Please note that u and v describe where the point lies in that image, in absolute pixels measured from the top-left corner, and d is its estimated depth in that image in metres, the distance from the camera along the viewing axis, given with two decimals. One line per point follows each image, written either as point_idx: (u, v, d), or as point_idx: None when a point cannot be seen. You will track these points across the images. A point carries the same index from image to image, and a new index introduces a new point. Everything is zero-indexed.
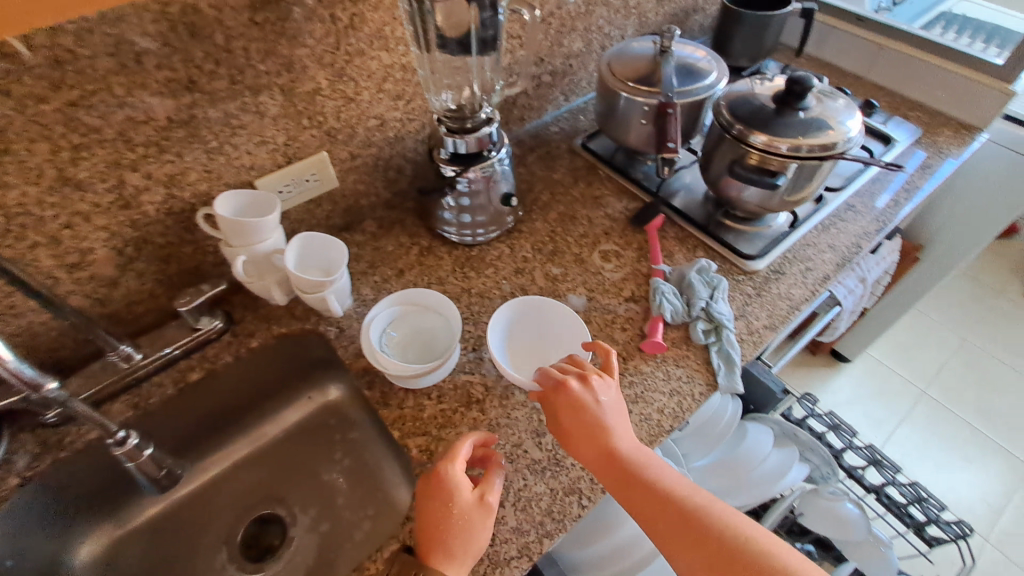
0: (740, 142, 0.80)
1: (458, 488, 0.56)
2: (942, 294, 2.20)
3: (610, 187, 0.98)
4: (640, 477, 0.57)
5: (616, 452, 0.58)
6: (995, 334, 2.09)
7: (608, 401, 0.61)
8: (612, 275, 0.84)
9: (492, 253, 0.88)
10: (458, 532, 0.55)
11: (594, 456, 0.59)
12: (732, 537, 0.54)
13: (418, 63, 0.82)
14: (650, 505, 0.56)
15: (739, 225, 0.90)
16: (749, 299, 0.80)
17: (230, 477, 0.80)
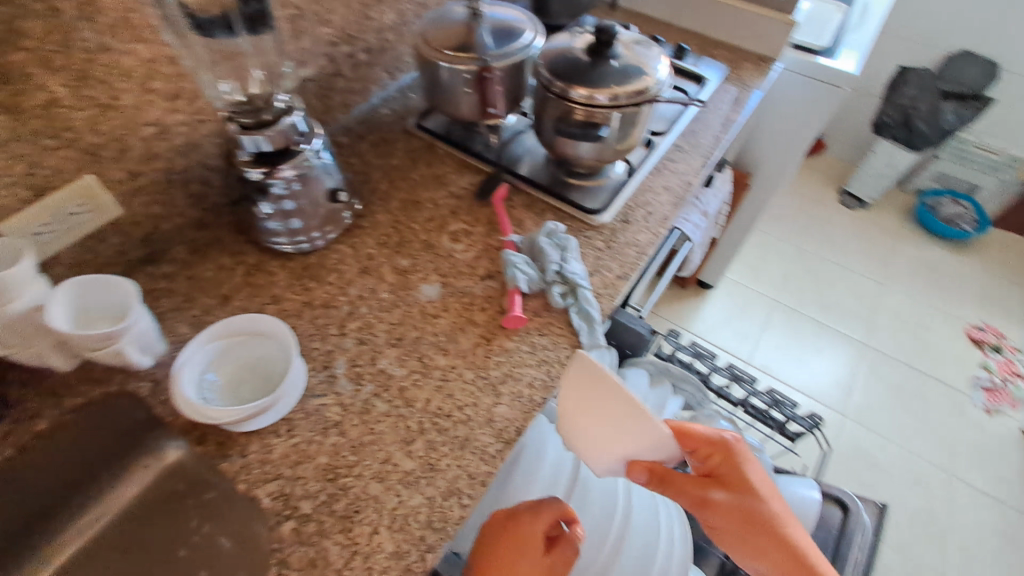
0: (564, 99, 0.79)
1: (517, 544, 0.63)
2: (777, 212, 2.50)
3: (451, 163, 0.93)
4: (756, 503, 0.60)
5: (744, 494, 0.61)
6: (822, 238, 2.42)
7: (753, 466, 0.63)
8: (464, 256, 0.80)
9: (332, 257, 0.79)
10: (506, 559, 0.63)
11: (730, 503, 0.60)
12: (813, 558, 0.59)
13: (190, 54, 0.69)
14: (757, 532, 0.60)
15: (581, 182, 0.90)
16: (601, 253, 0.81)
17: None
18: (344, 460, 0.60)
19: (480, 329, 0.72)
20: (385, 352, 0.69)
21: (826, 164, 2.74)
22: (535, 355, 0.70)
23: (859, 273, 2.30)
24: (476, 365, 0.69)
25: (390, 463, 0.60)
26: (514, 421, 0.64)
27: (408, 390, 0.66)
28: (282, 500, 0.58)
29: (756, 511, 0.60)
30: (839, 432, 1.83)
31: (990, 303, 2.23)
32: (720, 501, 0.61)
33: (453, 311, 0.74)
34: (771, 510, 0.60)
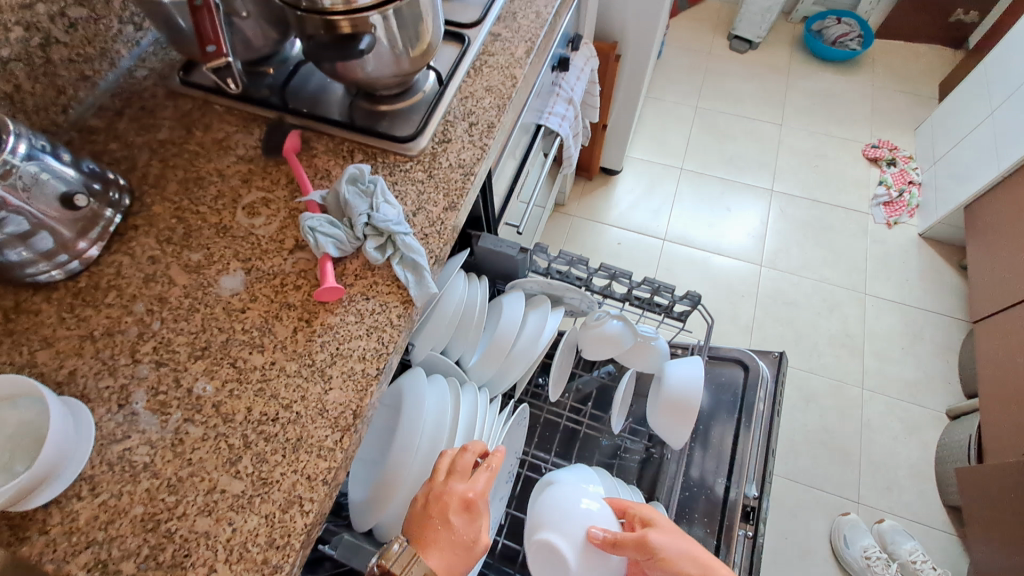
0: (319, 13, 0.62)
1: (433, 494, 0.60)
2: (669, 75, 2.38)
3: (233, 121, 0.78)
4: (685, 544, 0.67)
5: (675, 529, 0.68)
6: (718, 91, 2.34)
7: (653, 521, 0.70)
8: (266, 230, 0.68)
9: (109, 271, 0.66)
10: (449, 529, 0.58)
11: (669, 537, 0.67)
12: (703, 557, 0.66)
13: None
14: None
15: (389, 106, 0.77)
16: (423, 186, 0.71)
17: None
18: (163, 502, 0.52)
19: (296, 311, 0.62)
20: (189, 368, 0.59)
21: (710, 10, 2.59)
22: (363, 324, 0.62)
23: (758, 120, 2.27)
24: (297, 353, 0.60)
25: (217, 491, 0.53)
26: (348, 404, 0.57)
27: (224, 405, 0.57)
28: (100, 568, 0.50)
29: (688, 545, 0.67)
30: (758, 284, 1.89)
31: (881, 119, 2.27)
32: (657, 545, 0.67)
33: (262, 299, 0.63)
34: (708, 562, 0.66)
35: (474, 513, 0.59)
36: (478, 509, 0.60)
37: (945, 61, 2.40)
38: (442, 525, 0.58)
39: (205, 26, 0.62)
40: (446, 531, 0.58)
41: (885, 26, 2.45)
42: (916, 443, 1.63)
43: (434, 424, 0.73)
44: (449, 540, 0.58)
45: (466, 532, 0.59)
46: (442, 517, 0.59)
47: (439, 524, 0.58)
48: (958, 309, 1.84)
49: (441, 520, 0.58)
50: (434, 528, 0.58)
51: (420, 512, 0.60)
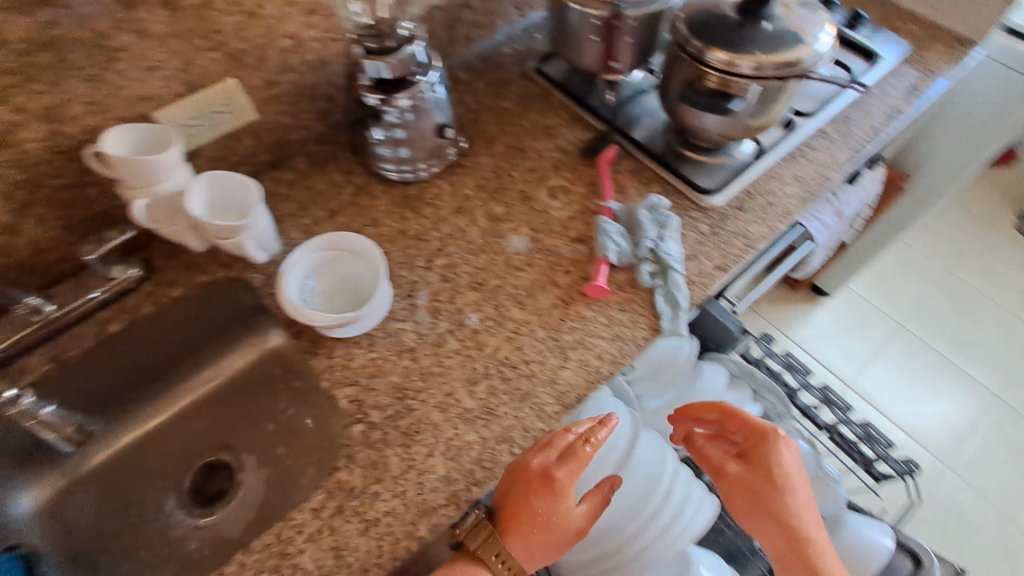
0: (697, 62, 0.70)
1: (523, 468, 0.57)
2: (931, 227, 2.13)
3: (563, 114, 0.88)
4: (785, 492, 0.67)
5: (782, 474, 0.67)
6: (981, 267, 2.05)
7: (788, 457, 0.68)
8: (559, 213, 0.77)
9: (432, 191, 0.80)
10: (536, 517, 0.57)
11: (774, 471, 0.67)
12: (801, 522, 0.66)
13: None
14: (794, 550, 0.66)
15: (701, 156, 0.81)
16: (704, 238, 0.74)
17: (174, 425, 0.82)
18: (413, 384, 0.65)
19: (560, 291, 0.70)
20: (464, 294, 0.71)
21: (1014, 178, 2.26)
22: (610, 329, 0.68)
23: (1017, 318, 1.94)
24: (548, 325, 0.68)
25: (452, 397, 0.64)
26: (576, 388, 0.64)
27: (480, 335, 0.68)
28: (355, 405, 0.64)
29: (795, 502, 0.66)
30: (935, 485, 1.62)
31: None
32: (756, 475, 0.68)
33: (536, 267, 0.73)
34: (798, 503, 0.66)
35: (565, 510, 0.57)
36: (565, 505, 0.57)
37: None
38: (530, 518, 0.56)
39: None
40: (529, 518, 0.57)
41: None
42: None
43: (610, 439, 0.77)
44: (531, 522, 0.56)
45: (547, 513, 0.57)
46: (526, 497, 0.56)
47: (528, 518, 0.57)
48: None
49: (524, 497, 0.56)
50: (517, 506, 0.57)
51: (505, 489, 0.58)
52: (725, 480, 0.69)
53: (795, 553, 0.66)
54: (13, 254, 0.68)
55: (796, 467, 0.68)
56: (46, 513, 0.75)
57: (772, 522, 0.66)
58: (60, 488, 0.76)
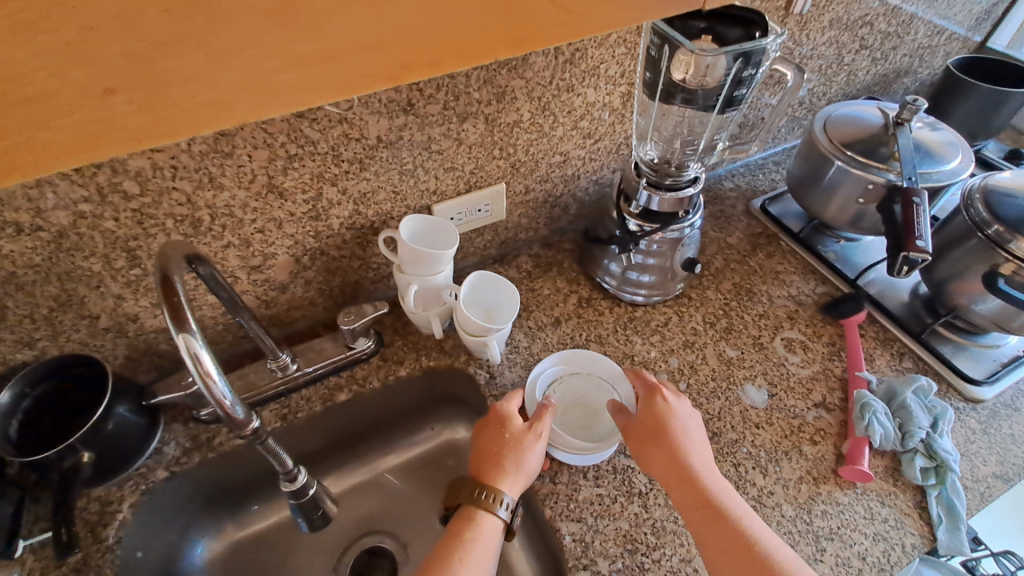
0: (994, 246, 0.65)
1: (509, 417, 0.61)
2: None
3: (793, 262, 0.86)
4: (668, 445, 0.58)
5: (666, 426, 0.60)
6: None
7: (683, 415, 0.61)
8: (798, 370, 0.73)
9: (658, 318, 0.79)
10: (497, 451, 0.59)
11: (667, 434, 0.59)
12: (718, 494, 0.55)
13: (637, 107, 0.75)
14: (729, 530, 0.53)
15: (958, 337, 0.75)
16: (974, 435, 0.66)
17: (341, 501, 0.76)
18: (645, 538, 0.58)
19: (809, 464, 0.64)
20: None
21: None
22: (871, 525, 0.60)
23: None
24: (796, 501, 0.61)
25: (689, 565, 0.57)
26: None
27: None
28: (580, 546, 0.58)
29: (685, 447, 0.58)
30: None
31: None
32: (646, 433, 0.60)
33: (777, 428, 0.67)
34: (717, 486, 0.56)
35: (519, 430, 0.60)
36: (510, 430, 0.60)
37: None
38: (496, 452, 0.59)
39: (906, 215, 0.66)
40: (497, 450, 0.59)
41: None
42: None
43: None
44: (497, 456, 0.59)
45: (521, 450, 0.59)
46: (498, 434, 0.61)
47: (485, 460, 0.59)
48: None
49: (491, 432, 0.61)
50: (494, 446, 0.60)
51: (484, 436, 0.62)
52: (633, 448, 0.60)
53: (717, 524, 0.53)
54: (272, 308, 0.71)
55: (691, 422, 0.61)
56: (213, 571, 0.69)
57: (674, 475, 0.57)
58: (227, 544, 0.71)
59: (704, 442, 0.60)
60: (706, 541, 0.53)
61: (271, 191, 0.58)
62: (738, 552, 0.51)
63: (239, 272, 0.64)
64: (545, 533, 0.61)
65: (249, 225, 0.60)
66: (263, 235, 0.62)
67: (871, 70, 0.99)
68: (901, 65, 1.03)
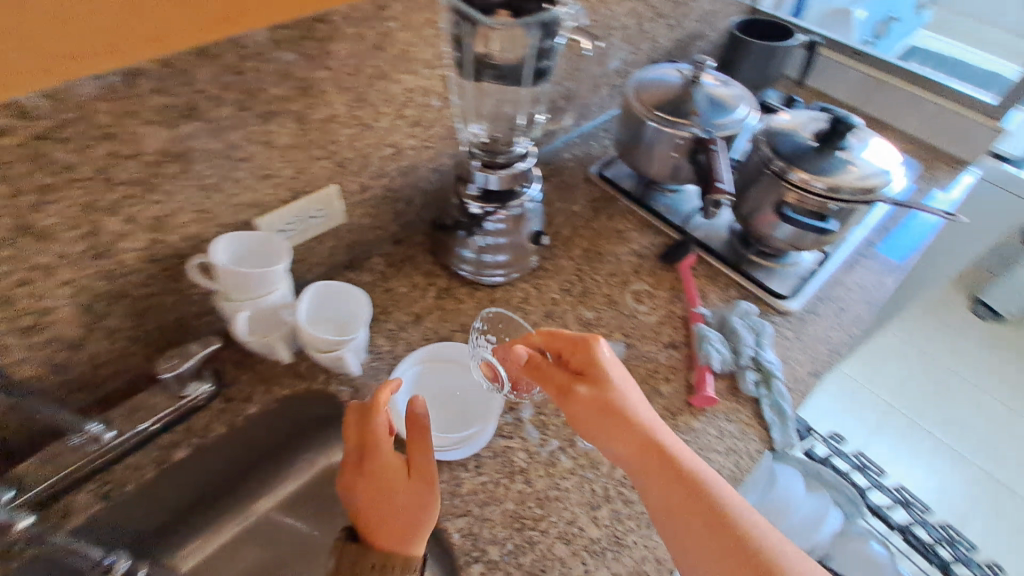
0: (779, 180, 0.76)
1: (383, 462, 0.54)
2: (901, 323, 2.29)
3: (632, 220, 0.93)
4: (608, 385, 0.57)
5: (601, 371, 0.58)
6: None
7: (609, 359, 0.59)
8: (647, 318, 0.79)
9: (518, 294, 0.80)
10: (386, 506, 0.53)
11: (608, 376, 0.58)
12: (660, 437, 0.55)
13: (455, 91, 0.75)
14: (673, 472, 0.52)
15: (767, 262, 0.86)
16: (789, 342, 0.78)
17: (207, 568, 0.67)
18: (531, 512, 0.59)
19: (666, 401, 0.70)
20: None
21: None
22: (723, 442, 0.67)
23: None
24: None
25: (575, 526, 0.58)
26: None
27: (593, 452, 0.64)
28: (470, 539, 0.57)
29: (624, 399, 0.57)
30: None
31: None
32: (602, 382, 0.58)
33: (637, 375, 0.72)
34: (652, 433, 0.55)
35: (398, 471, 0.55)
36: (389, 477, 0.54)
37: None
38: (379, 509, 0.53)
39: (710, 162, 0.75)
40: (377, 506, 0.53)
41: None
42: None
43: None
44: (380, 511, 0.53)
45: (407, 496, 0.53)
46: (375, 486, 0.54)
47: (371, 517, 0.53)
48: None
49: (364, 485, 0.54)
50: (373, 502, 0.53)
51: (359, 492, 0.54)
52: (580, 402, 0.57)
53: (661, 465, 0.53)
54: (68, 371, 0.59)
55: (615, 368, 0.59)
56: None
57: (608, 430, 0.55)
58: None
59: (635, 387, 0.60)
60: (655, 485, 0.53)
61: (25, 234, 0.48)
62: (686, 486, 0.51)
63: (5, 338, 0.52)
64: (434, 537, 0.59)
65: (3, 279, 0.49)
66: (27, 288, 0.51)
67: (670, 36, 1.09)
68: (694, 29, 1.15)
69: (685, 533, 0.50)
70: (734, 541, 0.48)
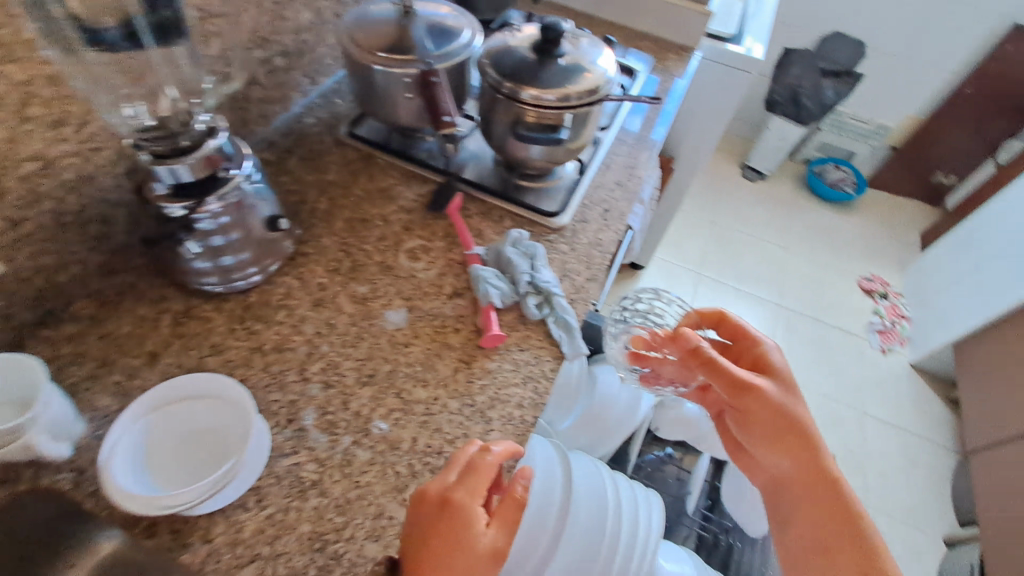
0: (513, 102, 0.75)
1: (474, 524, 0.49)
2: (695, 202, 2.63)
3: (395, 174, 0.86)
4: (782, 376, 0.63)
5: (756, 362, 0.66)
6: (741, 220, 2.59)
7: (778, 361, 0.64)
8: (426, 274, 0.75)
9: (278, 291, 0.71)
10: (444, 566, 0.47)
11: (787, 371, 0.63)
12: (811, 427, 0.58)
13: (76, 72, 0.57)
14: (819, 476, 0.56)
15: (533, 184, 0.87)
16: (566, 256, 0.79)
17: None
18: (330, 524, 0.53)
19: (458, 353, 0.67)
20: (356, 394, 0.63)
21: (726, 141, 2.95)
22: (520, 373, 0.67)
23: (766, 241, 2.52)
24: (458, 392, 0.64)
25: (384, 518, 0.54)
26: (509, 446, 0.61)
27: (391, 433, 0.60)
28: None
29: (794, 397, 0.60)
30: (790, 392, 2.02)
31: (876, 257, 2.53)
32: (780, 378, 0.62)
33: (425, 336, 0.68)
34: (806, 424, 0.58)
35: (483, 536, 0.49)
36: (475, 532, 0.49)
37: (925, 214, 2.74)
38: (443, 560, 0.47)
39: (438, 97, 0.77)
40: (467, 556, 0.48)
41: (877, 180, 2.80)
42: (919, 571, 1.67)
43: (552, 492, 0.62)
44: (465, 555, 0.48)
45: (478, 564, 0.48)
46: (470, 528, 0.49)
47: (425, 561, 0.48)
48: (951, 440, 1.97)
49: (453, 524, 0.49)
50: (440, 542, 0.48)
51: (438, 527, 0.49)
52: (762, 393, 0.59)
53: (811, 467, 0.57)
54: None
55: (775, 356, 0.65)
56: None
57: (776, 442, 0.59)
58: None
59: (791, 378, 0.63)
60: (810, 501, 0.56)
61: None
62: (812, 497, 0.56)
63: None
64: None
65: None
66: None
67: None
68: None
69: (817, 526, 0.54)
70: (848, 530, 0.53)
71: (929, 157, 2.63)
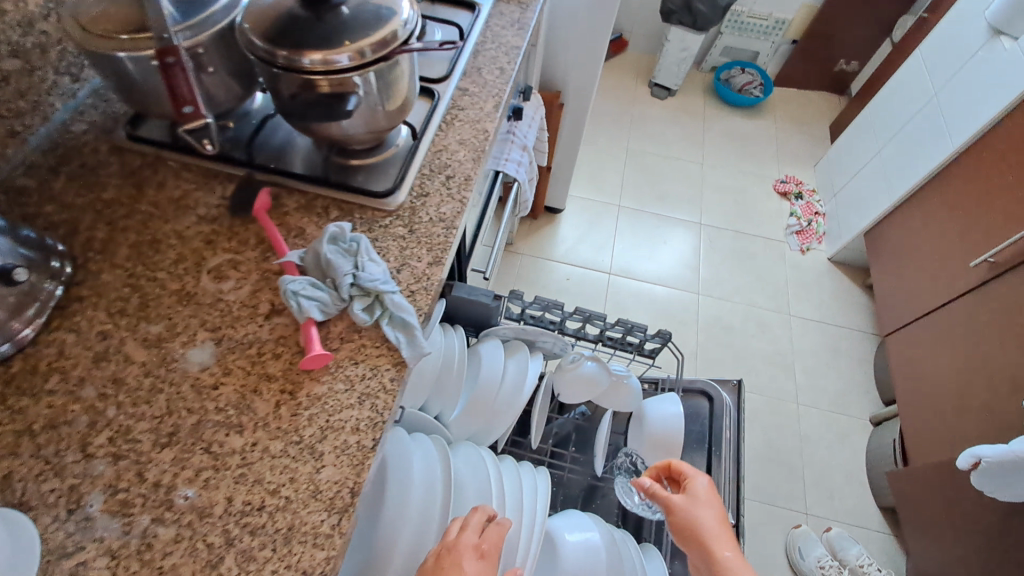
0: (297, 73, 0.60)
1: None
2: (606, 129, 2.53)
3: (190, 177, 0.72)
4: (700, 511, 0.70)
5: (683, 481, 0.75)
6: (655, 141, 2.52)
7: (700, 484, 0.73)
8: (235, 294, 0.63)
9: (49, 351, 0.58)
10: None
11: (705, 492, 0.72)
12: (712, 539, 0.67)
13: None
14: (706, 562, 0.66)
15: (361, 159, 0.74)
16: (405, 241, 0.69)
17: None
18: None
19: (278, 384, 0.58)
20: (156, 460, 0.54)
21: (631, 60, 2.83)
22: (354, 392, 0.59)
23: (681, 159, 2.47)
24: (282, 432, 0.56)
25: None
26: (344, 482, 0.54)
27: (202, 499, 0.52)
28: None
29: (695, 513, 0.70)
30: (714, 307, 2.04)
31: (789, 157, 2.53)
32: (693, 498, 0.71)
33: (237, 372, 0.59)
34: (705, 531, 0.68)
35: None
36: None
37: (832, 106, 2.73)
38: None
39: (179, 84, 0.63)
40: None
41: (783, 76, 2.76)
42: (849, 453, 1.78)
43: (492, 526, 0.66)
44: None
45: None
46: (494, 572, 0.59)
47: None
48: (869, 325, 2.06)
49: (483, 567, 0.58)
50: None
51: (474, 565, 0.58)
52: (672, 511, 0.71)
53: (698, 547, 0.67)
54: None
55: (700, 490, 0.72)
56: None
57: (680, 532, 0.70)
58: None
59: (712, 496, 0.72)
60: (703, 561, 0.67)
61: None
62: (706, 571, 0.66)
63: None
64: None
65: None
66: None
67: None
68: None
69: None
70: None
71: (831, 46, 2.58)
